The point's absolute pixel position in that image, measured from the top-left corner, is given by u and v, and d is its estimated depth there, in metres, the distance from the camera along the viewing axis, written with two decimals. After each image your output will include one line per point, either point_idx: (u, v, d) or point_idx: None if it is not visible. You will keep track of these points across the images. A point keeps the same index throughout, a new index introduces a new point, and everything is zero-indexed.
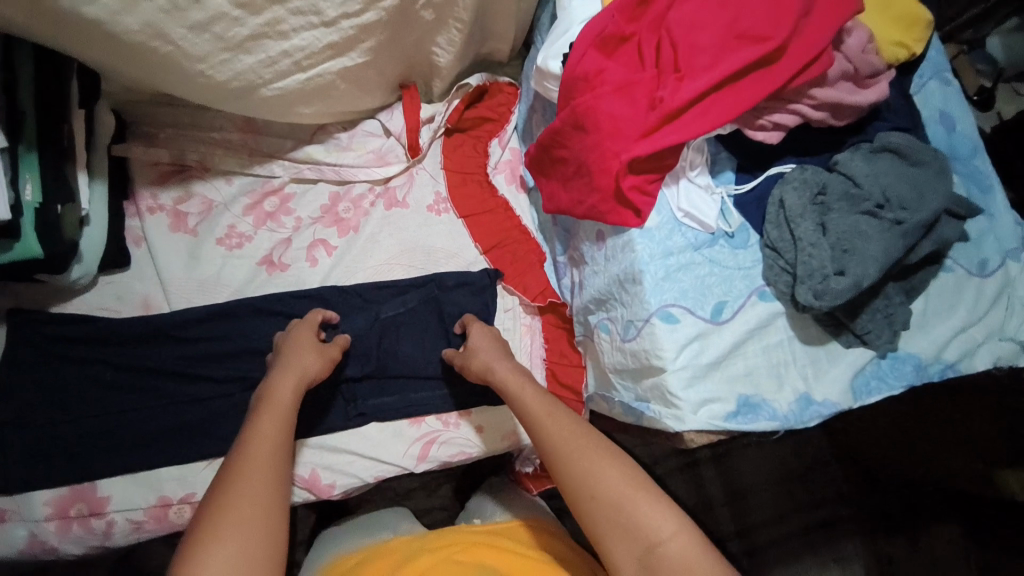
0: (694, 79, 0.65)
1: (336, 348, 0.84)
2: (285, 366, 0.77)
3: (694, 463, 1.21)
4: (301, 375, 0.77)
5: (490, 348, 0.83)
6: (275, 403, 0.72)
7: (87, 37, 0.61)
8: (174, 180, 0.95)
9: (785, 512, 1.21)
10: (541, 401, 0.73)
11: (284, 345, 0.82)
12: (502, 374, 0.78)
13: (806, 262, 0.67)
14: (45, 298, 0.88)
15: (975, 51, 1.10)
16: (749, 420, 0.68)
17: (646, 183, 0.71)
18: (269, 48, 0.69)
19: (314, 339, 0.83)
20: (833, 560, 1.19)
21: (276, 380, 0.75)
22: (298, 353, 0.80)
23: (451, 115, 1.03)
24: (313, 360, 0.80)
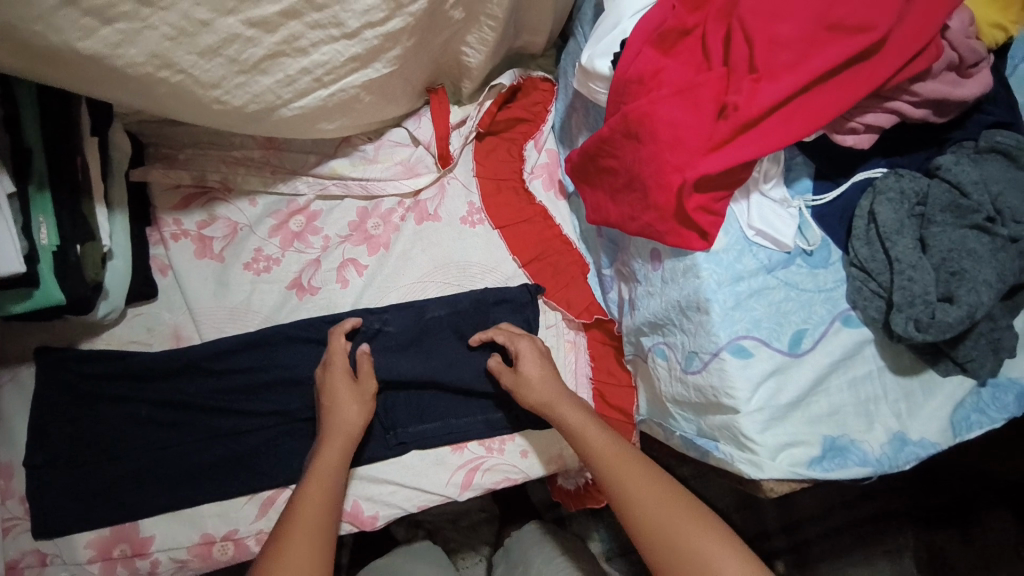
0: (773, 81, 0.56)
1: (372, 384, 0.82)
2: (330, 427, 0.78)
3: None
4: (345, 434, 0.78)
5: (547, 380, 0.80)
6: (322, 472, 0.74)
7: (91, 72, 0.56)
8: (197, 202, 0.91)
9: (832, 504, 1.14)
10: (615, 445, 0.73)
11: (324, 392, 0.80)
12: (565, 411, 0.77)
13: (905, 288, 0.58)
14: (75, 333, 0.86)
15: None
16: (837, 466, 0.60)
17: (714, 201, 0.62)
18: (287, 67, 0.62)
19: (353, 385, 0.81)
20: (881, 556, 1.10)
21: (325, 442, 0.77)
22: (340, 405, 0.79)
23: (483, 118, 0.95)
24: (354, 413, 0.80)
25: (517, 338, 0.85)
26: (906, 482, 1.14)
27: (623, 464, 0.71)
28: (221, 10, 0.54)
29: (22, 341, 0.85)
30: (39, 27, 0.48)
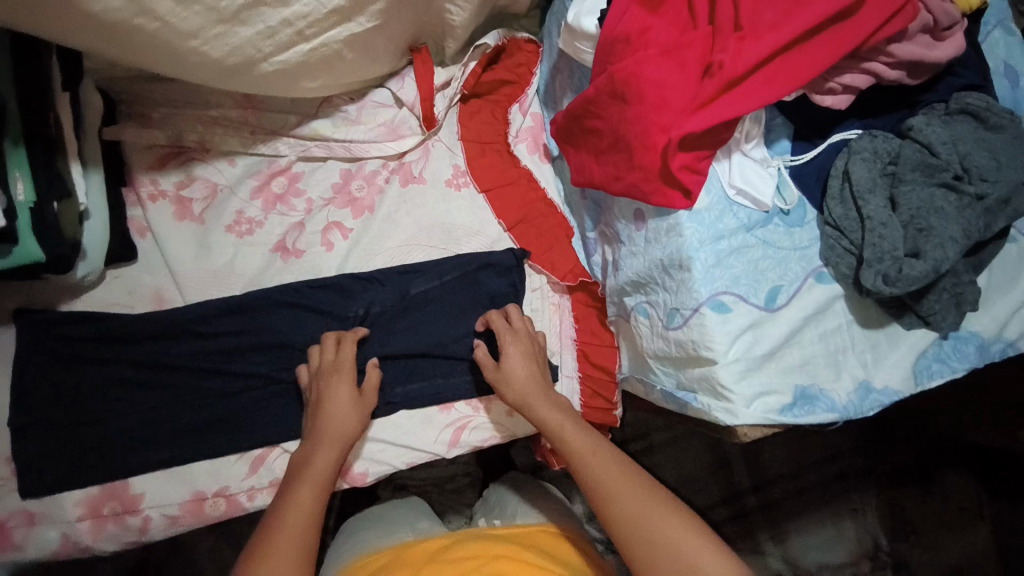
0: (757, 40, 0.57)
1: (373, 395, 0.82)
2: (325, 433, 0.77)
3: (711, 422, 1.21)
4: (339, 443, 0.77)
5: (524, 386, 0.80)
6: (313, 479, 0.73)
7: (63, 15, 0.54)
8: (175, 162, 0.89)
9: (800, 465, 1.21)
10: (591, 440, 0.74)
11: (321, 399, 0.79)
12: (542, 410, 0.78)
13: (875, 244, 0.61)
14: (53, 295, 0.84)
15: None
16: (806, 412, 0.64)
17: (697, 161, 0.63)
18: (268, 17, 0.61)
19: (353, 392, 0.80)
20: (846, 513, 1.18)
21: (317, 450, 0.75)
22: (336, 415, 0.78)
23: (468, 79, 0.93)
24: (351, 423, 0.79)
25: (504, 334, 0.84)
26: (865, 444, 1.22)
27: (598, 459, 0.72)
28: None
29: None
30: None
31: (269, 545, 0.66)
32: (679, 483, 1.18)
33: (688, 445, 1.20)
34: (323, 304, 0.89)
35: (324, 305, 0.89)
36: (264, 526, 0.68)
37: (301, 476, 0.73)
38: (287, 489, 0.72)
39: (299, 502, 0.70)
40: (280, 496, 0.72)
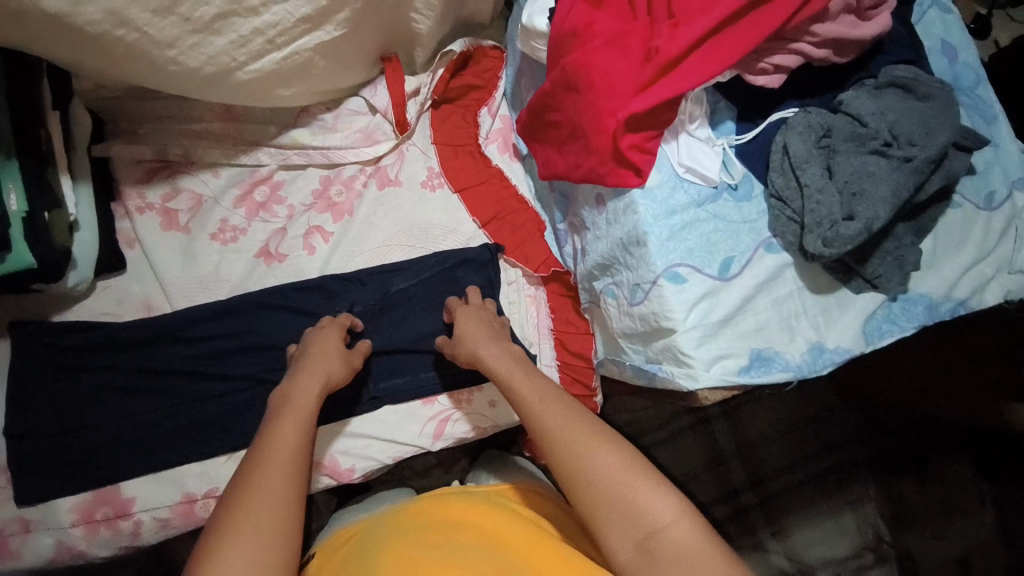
0: (690, 25, 0.62)
1: (358, 358, 0.84)
2: (310, 367, 0.77)
3: (705, 420, 1.23)
4: (324, 380, 0.76)
5: (484, 338, 0.81)
6: (297, 402, 0.71)
7: (48, 26, 0.59)
8: (160, 175, 0.93)
9: (797, 460, 1.22)
10: (535, 386, 0.71)
11: (307, 348, 0.81)
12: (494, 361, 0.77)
13: (814, 210, 0.65)
14: (45, 307, 0.87)
15: None
16: (763, 373, 0.68)
17: (645, 140, 0.68)
18: (240, 27, 0.66)
19: (340, 344, 0.83)
20: (846, 506, 1.20)
21: (300, 380, 0.74)
22: (322, 356, 0.79)
23: (437, 85, 0.99)
24: (337, 367, 0.80)
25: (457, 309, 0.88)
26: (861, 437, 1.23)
27: (540, 404, 0.68)
28: None
29: None
30: None
31: (255, 460, 0.62)
32: (682, 476, 1.20)
33: (683, 443, 1.22)
34: (307, 305, 0.91)
35: (308, 306, 0.91)
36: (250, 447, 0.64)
37: (283, 403, 0.71)
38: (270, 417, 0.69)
39: (282, 423, 0.67)
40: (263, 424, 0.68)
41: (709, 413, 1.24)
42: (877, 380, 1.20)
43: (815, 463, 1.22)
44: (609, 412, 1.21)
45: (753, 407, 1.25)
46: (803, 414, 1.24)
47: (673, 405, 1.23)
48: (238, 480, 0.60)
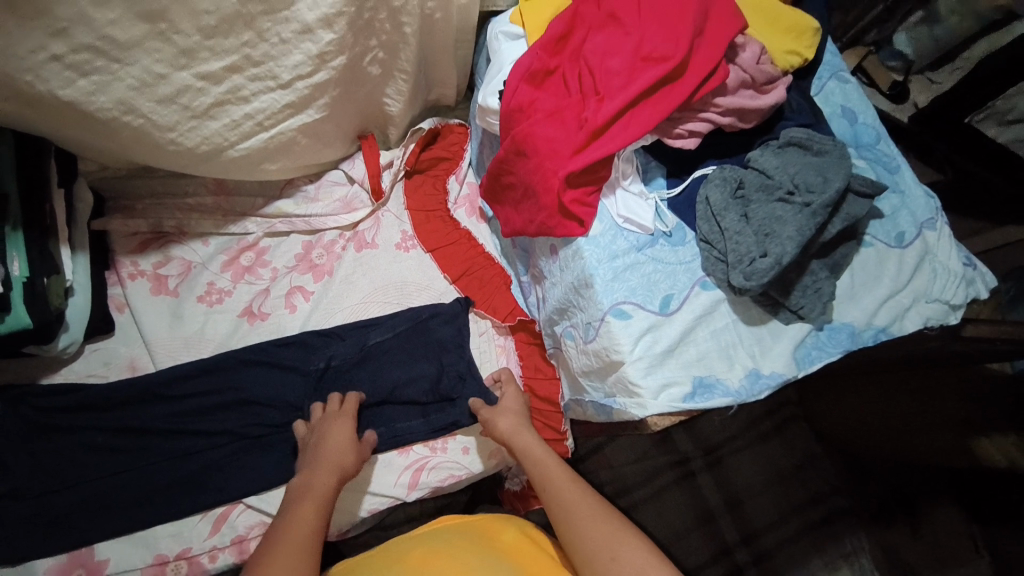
0: (612, 99, 0.73)
1: (371, 445, 0.89)
2: (327, 458, 0.81)
3: (691, 474, 1.25)
4: (338, 473, 0.80)
5: (514, 421, 0.88)
6: (317, 489, 0.76)
7: (63, 114, 0.68)
8: (153, 246, 1.01)
9: (784, 513, 1.23)
10: (563, 471, 0.79)
11: (323, 436, 0.85)
12: (526, 444, 0.84)
13: (734, 249, 0.74)
14: (36, 370, 0.92)
15: (885, 49, 1.26)
16: (705, 399, 0.73)
17: (585, 195, 0.78)
18: (232, 113, 0.76)
19: (354, 431, 0.87)
20: (840, 560, 1.20)
21: (321, 471, 0.79)
22: (338, 447, 0.83)
23: (409, 158, 1.10)
24: (350, 458, 0.83)
25: (507, 385, 0.96)
26: (843, 483, 1.26)
27: (571, 491, 0.76)
28: (176, 66, 0.68)
29: None
30: (30, 77, 0.61)
31: (276, 545, 0.66)
32: (668, 541, 1.20)
33: (669, 499, 1.23)
34: (287, 360, 0.96)
35: (288, 360, 0.96)
36: (273, 529, 0.69)
37: (302, 493, 0.75)
38: (293, 501, 0.74)
39: (304, 512, 0.72)
40: (286, 508, 0.73)
41: (693, 467, 1.26)
42: (838, 414, 1.28)
43: (803, 516, 1.23)
44: (593, 469, 1.22)
45: (734, 459, 1.27)
46: (787, 465, 1.27)
47: (656, 460, 1.25)
48: (262, 555, 0.65)
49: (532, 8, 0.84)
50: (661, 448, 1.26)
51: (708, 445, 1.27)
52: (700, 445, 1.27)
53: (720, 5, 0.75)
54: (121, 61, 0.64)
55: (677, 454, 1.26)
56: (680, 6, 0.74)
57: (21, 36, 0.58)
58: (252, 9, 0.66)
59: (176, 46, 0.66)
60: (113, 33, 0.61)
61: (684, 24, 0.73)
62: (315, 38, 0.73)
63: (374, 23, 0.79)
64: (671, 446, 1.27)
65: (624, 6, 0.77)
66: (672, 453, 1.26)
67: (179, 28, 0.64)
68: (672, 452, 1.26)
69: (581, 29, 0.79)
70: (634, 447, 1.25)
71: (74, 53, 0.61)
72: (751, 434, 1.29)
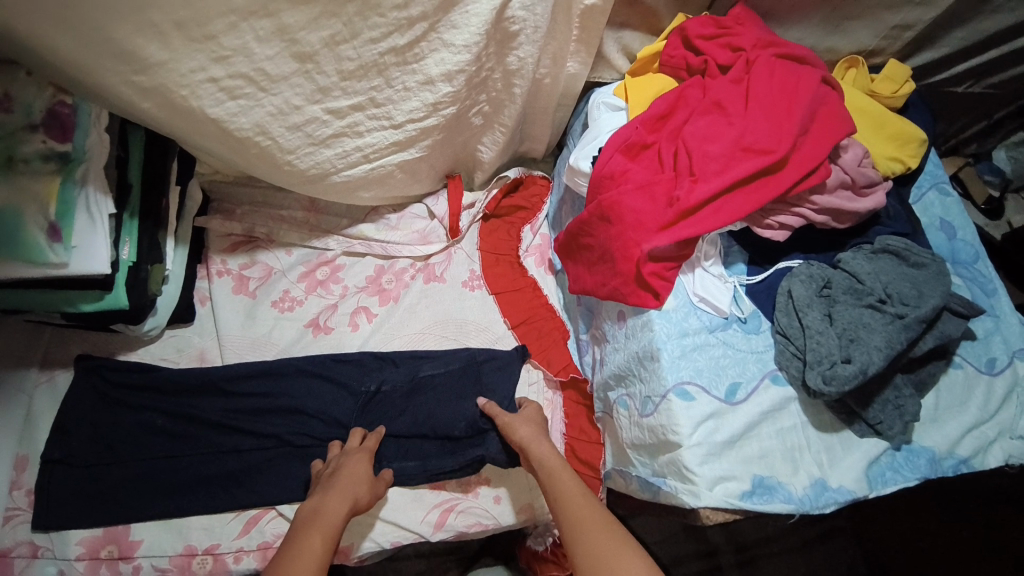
0: (706, 183, 0.74)
1: (382, 487, 0.88)
2: (342, 489, 0.82)
3: (719, 569, 1.18)
4: (350, 502, 0.80)
5: (530, 425, 0.89)
6: (324, 521, 0.75)
7: (201, 126, 0.70)
8: (243, 248, 1.07)
9: None
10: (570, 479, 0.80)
11: (338, 470, 0.86)
12: (539, 451, 0.85)
13: (815, 349, 0.72)
14: (115, 346, 0.96)
15: (983, 163, 1.17)
16: (764, 501, 0.70)
17: (665, 269, 0.78)
18: (346, 144, 0.81)
19: (371, 471, 0.87)
20: None
21: (330, 502, 0.78)
22: (354, 481, 0.83)
23: (489, 203, 1.14)
24: (364, 490, 0.84)
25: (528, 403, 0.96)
26: None
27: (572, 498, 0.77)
28: (311, 100, 0.72)
29: (64, 348, 0.95)
30: (186, 91, 0.64)
31: None
32: None
33: None
34: (341, 378, 0.99)
35: (342, 376, 0.99)
36: (278, 562, 0.69)
37: (311, 525, 0.75)
38: (298, 535, 0.74)
39: (310, 543, 0.72)
40: (291, 541, 0.73)
41: (722, 561, 1.19)
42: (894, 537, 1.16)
43: None
44: None
45: (767, 561, 1.19)
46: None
47: (685, 546, 1.19)
48: None
49: (637, 85, 0.86)
50: (689, 535, 1.20)
51: (743, 542, 1.20)
52: (734, 541, 1.20)
53: (828, 108, 0.75)
54: (267, 91, 0.68)
55: (706, 544, 1.20)
56: (787, 104, 0.74)
57: (187, 58, 0.60)
58: (387, 60, 0.71)
59: (316, 84, 0.70)
60: (267, 67, 0.65)
61: (789, 123, 0.73)
62: (434, 89, 0.77)
63: (487, 81, 0.83)
64: (702, 535, 1.20)
65: (731, 96, 0.77)
66: (701, 542, 1.20)
67: (322, 69, 0.69)
68: (702, 542, 1.20)
69: (682, 111, 0.80)
70: (661, 528, 1.19)
71: (230, 78, 0.64)
72: (791, 538, 1.21)
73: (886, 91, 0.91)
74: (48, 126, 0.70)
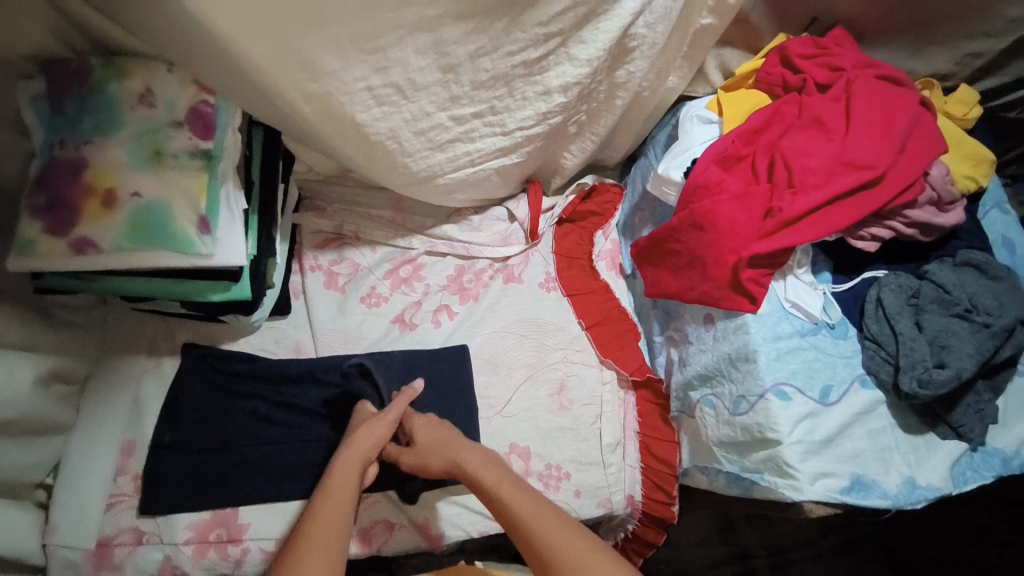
0: (807, 195, 0.79)
1: (394, 411, 0.88)
2: (357, 443, 0.84)
3: (750, 572, 1.19)
4: (365, 452, 0.83)
5: (450, 442, 0.87)
6: (341, 480, 0.79)
7: (342, 131, 0.74)
8: (332, 245, 1.12)
9: None
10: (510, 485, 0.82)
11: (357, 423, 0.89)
12: (468, 458, 0.85)
13: (908, 354, 0.77)
14: (217, 335, 1.00)
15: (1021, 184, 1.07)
16: (863, 497, 0.76)
17: (761, 275, 0.82)
18: (458, 149, 0.84)
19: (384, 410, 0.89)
20: None
21: (340, 460, 0.81)
22: (370, 426, 0.86)
23: (567, 207, 1.19)
24: (379, 430, 0.86)
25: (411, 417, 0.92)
26: None
27: (511, 499, 0.80)
28: (441, 108, 0.77)
29: (169, 336, 0.98)
30: (344, 98, 0.69)
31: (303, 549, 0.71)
32: None
33: None
34: (426, 374, 1.03)
35: (429, 370, 1.04)
36: (299, 525, 0.75)
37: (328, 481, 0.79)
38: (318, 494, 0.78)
39: (327, 502, 0.77)
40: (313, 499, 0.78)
41: (754, 565, 1.19)
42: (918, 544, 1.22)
43: None
44: None
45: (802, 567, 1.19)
46: None
47: (718, 549, 1.20)
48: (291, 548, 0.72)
49: (732, 100, 0.91)
50: (722, 538, 1.20)
51: (773, 546, 1.20)
52: (766, 544, 1.20)
53: (922, 128, 0.82)
54: (408, 99, 0.73)
55: (739, 546, 1.20)
56: (885, 125, 0.80)
57: (355, 67, 0.66)
58: (517, 72, 0.76)
59: (450, 92, 0.75)
60: (415, 77, 0.71)
61: (889, 142, 0.79)
62: (549, 99, 0.81)
63: (593, 93, 0.88)
64: (734, 538, 1.20)
65: (830, 114, 0.82)
66: (733, 545, 1.20)
67: (459, 79, 0.74)
68: (734, 544, 1.20)
69: (778, 126, 0.85)
70: (697, 529, 1.20)
71: (384, 87, 0.70)
72: (819, 544, 1.20)
73: (959, 113, 0.96)
74: (192, 124, 0.74)
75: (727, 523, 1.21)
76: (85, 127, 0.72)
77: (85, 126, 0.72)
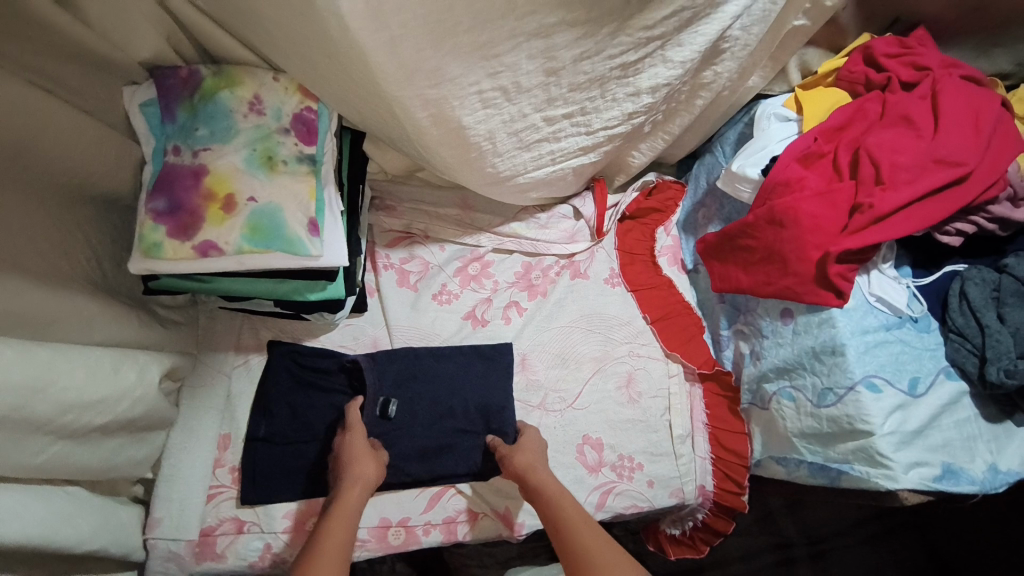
0: (897, 191, 0.80)
1: (386, 453, 0.93)
2: (350, 476, 0.86)
3: (793, 560, 1.25)
4: (364, 486, 0.85)
5: (531, 457, 0.92)
6: (346, 509, 0.82)
7: (446, 135, 0.76)
8: (403, 244, 1.13)
9: None
10: (576, 508, 0.88)
11: (342, 451, 0.89)
12: (541, 476, 0.90)
13: (995, 346, 0.78)
14: (299, 333, 1.03)
15: None
16: (953, 485, 0.79)
17: (847, 271, 0.82)
18: (544, 149, 0.86)
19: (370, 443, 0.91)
20: None
21: (345, 493, 0.84)
22: (360, 458, 0.88)
23: (631, 205, 1.21)
24: (370, 466, 0.88)
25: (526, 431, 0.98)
26: None
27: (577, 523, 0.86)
28: (538, 108, 0.79)
29: (255, 333, 1.01)
30: (456, 101, 0.71)
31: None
32: None
33: None
34: (499, 370, 1.05)
35: (503, 366, 1.05)
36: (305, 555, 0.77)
37: (332, 513, 0.82)
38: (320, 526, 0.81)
39: (333, 531, 0.80)
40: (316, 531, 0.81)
41: (795, 553, 1.26)
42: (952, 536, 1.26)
43: None
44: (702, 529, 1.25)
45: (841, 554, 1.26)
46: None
47: (760, 539, 1.26)
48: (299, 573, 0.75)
49: (811, 99, 0.92)
50: (762, 527, 1.27)
51: (813, 536, 1.27)
52: (806, 533, 1.27)
53: (1006, 127, 0.83)
54: (510, 100, 0.75)
55: (781, 537, 1.26)
56: (971, 123, 0.82)
57: (469, 73, 0.68)
58: (614, 73, 0.78)
59: (549, 94, 0.77)
60: (521, 80, 0.73)
61: (977, 140, 0.81)
62: (637, 100, 0.83)
63: (676, 93, 0.90)
64: (776, 528, 1.27)
65: (918, 111, 0.83)
66: (774, 535, 1.26)
67: (559, 81, 0.76)
68: (776, 534, 1.26)
69: (861, 123, 0.86)
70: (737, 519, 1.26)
71: (492, 90, 0.72)
72: (856, 533, 1.28)
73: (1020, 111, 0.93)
74: (297, 130, 0.76)
75: (766, 512, 1.27)
76: (200, 134, 0.74)
77: (199, 133, 0.74)
